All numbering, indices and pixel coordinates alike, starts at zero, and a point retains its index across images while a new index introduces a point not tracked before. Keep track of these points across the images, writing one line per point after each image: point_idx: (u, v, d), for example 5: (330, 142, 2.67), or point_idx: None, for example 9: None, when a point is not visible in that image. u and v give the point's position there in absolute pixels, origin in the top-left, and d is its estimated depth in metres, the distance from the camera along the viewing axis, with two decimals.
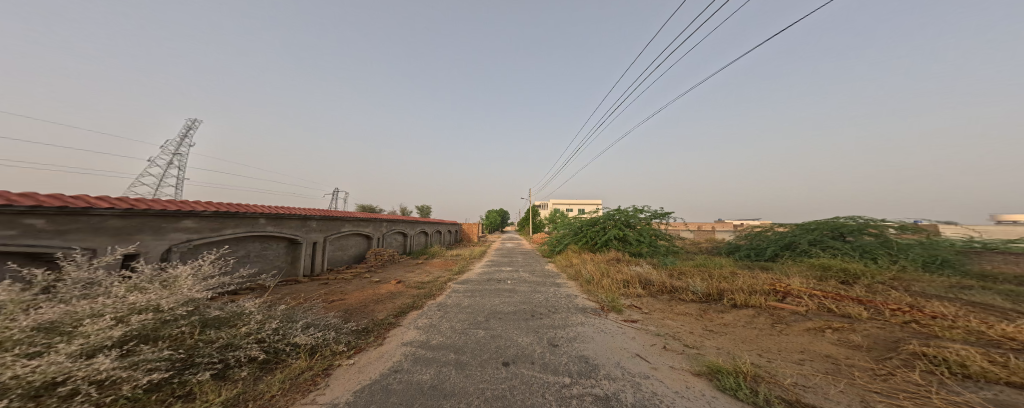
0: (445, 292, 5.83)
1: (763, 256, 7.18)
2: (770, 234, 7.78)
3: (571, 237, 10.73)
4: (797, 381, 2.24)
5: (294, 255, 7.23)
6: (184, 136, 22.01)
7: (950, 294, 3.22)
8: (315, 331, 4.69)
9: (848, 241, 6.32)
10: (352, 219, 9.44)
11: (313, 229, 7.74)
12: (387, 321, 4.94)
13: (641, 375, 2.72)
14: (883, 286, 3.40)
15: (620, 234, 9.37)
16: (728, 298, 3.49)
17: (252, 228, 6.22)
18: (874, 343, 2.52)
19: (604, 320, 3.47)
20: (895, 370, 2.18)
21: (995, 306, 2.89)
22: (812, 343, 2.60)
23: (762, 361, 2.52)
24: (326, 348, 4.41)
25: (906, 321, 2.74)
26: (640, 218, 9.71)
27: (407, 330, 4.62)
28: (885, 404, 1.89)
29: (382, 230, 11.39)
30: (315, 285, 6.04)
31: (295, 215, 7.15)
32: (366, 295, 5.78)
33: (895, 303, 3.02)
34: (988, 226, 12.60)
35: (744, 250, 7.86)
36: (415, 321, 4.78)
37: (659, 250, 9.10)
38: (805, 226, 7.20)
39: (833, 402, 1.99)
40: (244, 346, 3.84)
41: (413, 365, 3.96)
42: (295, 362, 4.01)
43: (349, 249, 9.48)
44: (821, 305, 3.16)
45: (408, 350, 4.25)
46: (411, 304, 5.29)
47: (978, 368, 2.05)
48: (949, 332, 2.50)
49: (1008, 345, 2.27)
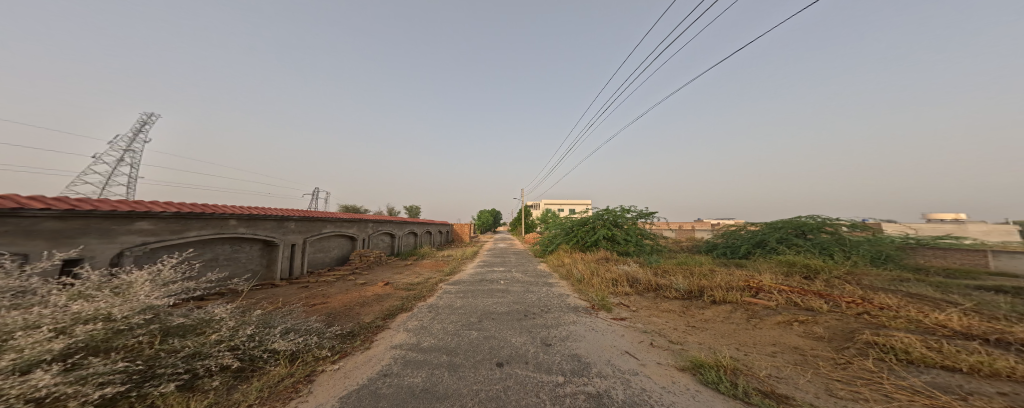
0: (435, 294, 5.76)
1: (737, 254, 7.72)
2: (743, 232, 8.37)
3: (561, 237, 10.96)
4: (771, 373, 2.50)
5: (270, 257, 6.81)
6: (137, 131, 20.16)
7: (893, 286, 3.67)
8: (295, 337, 4.49)
9: (809, 239, 6.94)
10: (335, 219, 9.02)
11: (292, 230, 7.31)
12: (374, 324, 4.82)
13: (630, 372, 2.87)
14: (839, 280, 3.79)
15: (608, 234, 9.69)
16: (708, 295, 3.74)
17: (220, 229, 5.76)
18: (834, 334, 2.85)
19: (595, 319, 3.59)
20: (853, 360, 2.48)
21: (929, 297, 3.33)
22: (782, 335, 2.88)
23: (740, 354, 2.76)
24: (308, 354, 4.24)
25: (859, 313, 3.10)
26: (627, 218, 10.07)
27: (397, 332, 4.54)
28: (846, 392, 2.17)
29: (368, 231, 11.04)
30: (294, 288, 5.73)
31: (270, 215, 6.70)
32: (351, 298, 5.58)
33: (850, 296, 3.39)
34: (921, 227, 14.55)
35: (721, 248, 8.39)
36: (405, 323, 4.69)
37: (645, 249, 9.50)
38: (772, 225, 7.80)
39: (803, 392, 2.25)
40: (214, 355, 3.59)
41: (403, 368, 3.91)
42: (274, 369, 3.83)
43: (332, 251, 9.07)
44: (789, 299, 3.48)
45: (398, 353, 4.18)
46: (399, 306, 5.18)
47: (918, 354, 2.39)
48: (893, 321, 2.87)
49: (941, 333, 2.66)
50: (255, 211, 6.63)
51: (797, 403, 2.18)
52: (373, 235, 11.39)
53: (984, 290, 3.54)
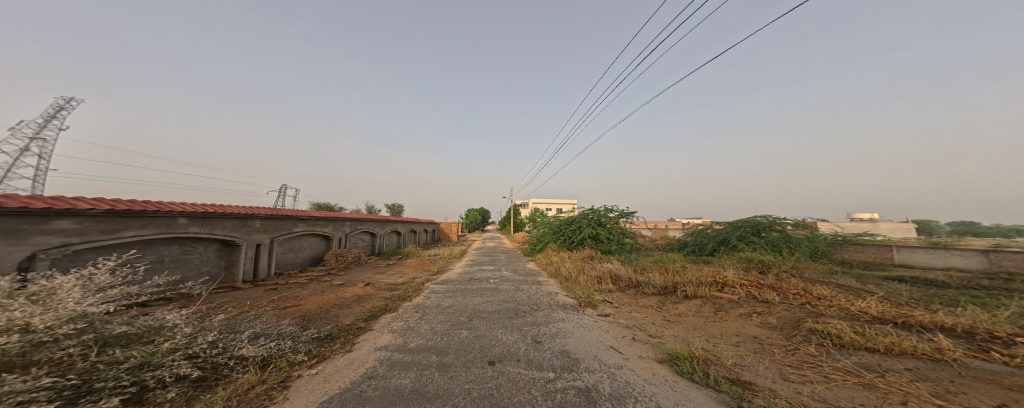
0: (421, 294, 5.65)
1: (704, 251, 8.51)
2: (709, 230, 9.18)
3: (550, 236, 11.26)
4: (737, 361, 2.96)
5: (230, 258, 6.16)
6: (51, 117, 17.29)
7: (827, 278, 4.35)
8: (266, 342, 4.23)
9: (763, 236, 7.85)
10: (308, 219, 8.38)
11: (256, 230, 6.65)
12: (356, 326, 4.68)
13: (615, 365, 3.16)
14: (785, 274, 4.37)
15: (593, 233, 10.08)
16: (681, 290, 4.13)
17: (169, 228, 5.08)
18: (785, 323, 3.42)
19: (582, 315, 3.82)
20: (799, 346, 3.05)
21: (853, 287, 4.00)
22: (744, 326, 3.38)
23: (710, 346, 3.20)
24: (280, 359, 3.99)
25: (803, 303, 3.68)
26: (610, 217, 10.54)
27: (382, 333, 4.47)
28: (795, 375, 2.70)
29: (347, 231, 10.43)
30: (259, 291, 5.31)
31: (229, 213, 6.04)
32: (327, 300, 5.28)
33: (796, 289, 3.97)
34: (846, 226, 17.23)
35: (690, 246, 9.17)
36: (389, 324, 4.60)
37: (625, 247, 10.05)
38: (734, 223, 8.65)
39: (762, 378, 2.73)
40: (167, 365, 3.21)
41: (389, 369, 3.88)
42: (243, 376, 3.56)
43: (304, 251, 8.45)
44: (748, 293, 4.01)
45: (384, 355, 4.13)
46: (383, 307, 5.03)
47: (848, 338, 3.03)
48: (828, 310, 3.46)
49: (863, 318, 3.41)
50: (210, 208, 5.93)
51: (757, 388, 2.66)
52: (352, 235, 10.77)
53: (891, 279, 4.34)
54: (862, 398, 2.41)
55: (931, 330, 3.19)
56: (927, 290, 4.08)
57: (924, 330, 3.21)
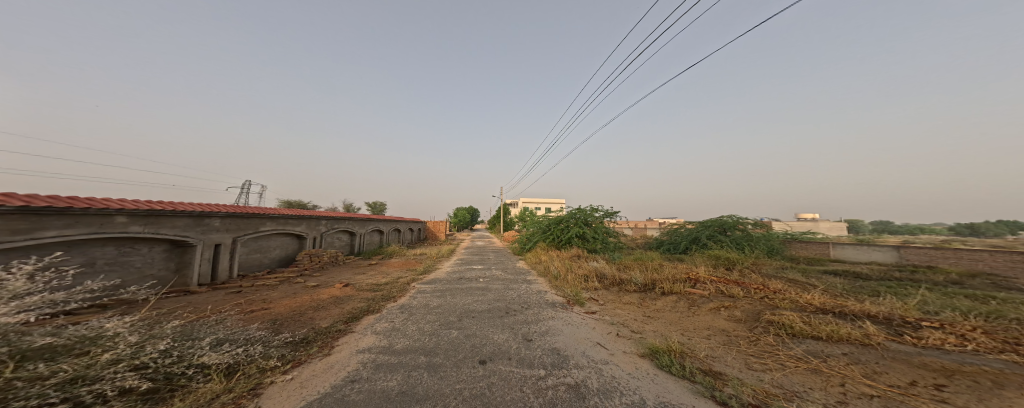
0: (406, 294, 5.52)
1: (678, 249, 9.20)
2: (683, 229, 9.91)
3: (539, 236, 11.47)
4: (709, 353, 3.58)
5: (181, 260, 5.85)
6: None
7: (779, 273, 5.00)
8: (230, 348, 3.93)
9: (728, 235, 8.67)
10: (278, 218, 8.20)
11: (214, 229, 6.32)
12: (335, 329, 4.55)
13: (601, 361, 3.50)
14: (746, 269, 5.04)
15: (580, 233, 10.41)
16: (659, 287, 4.69)
17: (104, 228, 4.75)
18: (747, 315, 4.11)
19: (570, 314, 4.16)
20: (760, 337, 3.73)
21: (800, 282, 4.69)
22: (715, 320, 4.04)
23: (685, 339, 3.77)
24: (249, 365, 3.69)
25: (763, 296, 4.38)
26: (596, 217, 10.95)
27: (366, 334, 4.46)
28: (756, 363, 3.38)
29: (323, 230, 10.27)
30: (220, 295, 5.08)
31: (182, 212, 5.70)
32: (301, 302, 5.02)
33: (757, 283, 4.66)
34: (797, 224, 19.50)
35: (666, 244, 9.85)
36: (373, 325, 4.60)
37: (609, 246, 10.56)
38: (704, 223, 9.34)
39: (729, 367, 3.38)
40: (110, 378, 2.82)
41: (373, 372, 3.78)
42: (205, 386, 3.24)
43: (272, 251, 8.20)
44: (717, 288, 4.68)
45: (367, 358, 4.04)
46: (365, 309, 4.95)
47: (797, 328, 3.76)
48: (783, 302, 4.19)
49: (808, 308, 4.19)
50: (161, 205, 5.60)
51: (727, 377, 3.29)
52: (329, 234, 10.59)
53: (828, 273, 5.08)
54: (808, 382, 3.09)
55: (859, 317, 3.99)
56: (854, 283, 4.87)
57: (855, 318, 4.00)
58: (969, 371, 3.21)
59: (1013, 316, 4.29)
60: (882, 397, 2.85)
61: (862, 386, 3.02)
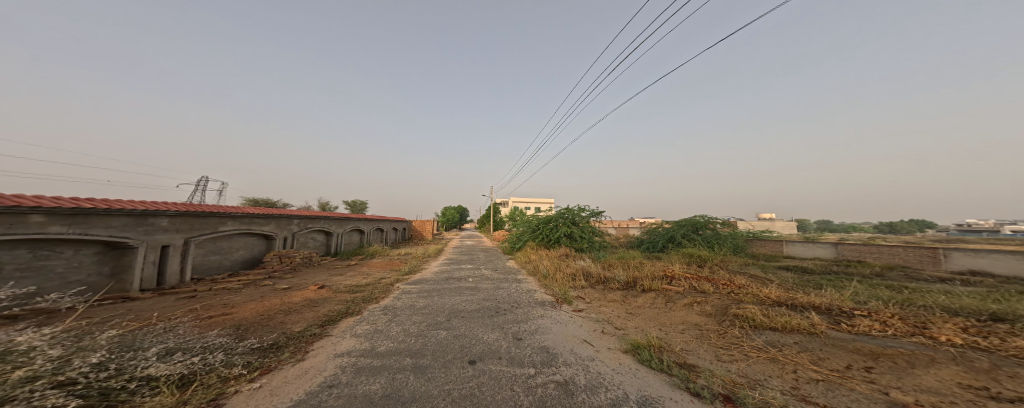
0: (389, 295, 5.45)
1: (656, 247, 9.77)
2: (660, 228, 10.52)
3: (529, 234, 11.76)
4: (684, 347, 3.92)
5: (119, 264, 5.65)
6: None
7: (744, 269, 5.62)
8: (182, 357, 3.53)
9: (700, 233, 9.38)
10: (241, 219, 8.42)
11: (160, 230, 6.15)
12: (309, 333, 4.28)
13: (588, 358, 3.69)
14: (715, 265, 5.65)
15: (568, 232, 10.84)
16: (640, 285, 5.15)
17: (22, 230, 4.50)
18: (717, 310, 4.60)
19: (559, 312, 4.39)
20: (728, 330, 4.19)
21: (760, 277, 5.30)
22: (689, 315, 4.46)
23: (663, 334, 4.09)
24: (209, 375, 3.34)
25: (730, 292, 4.92)
26: (583, 217, 11.41)
27: (344, 337, 4.26)
28: (723, 354, 3.78)
29: (294, 230, 10.64)
30: (170, 302, 4.64)
31: (117, 210, 5.48)
32: (270, 306, 4.73)
33: (726, 279, 5.26)
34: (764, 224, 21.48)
35: (646, 243, 10.42)
36: (353, 328, 4.44)
37: (595, 245, 11.07)
38: (679, 222, 9.98)
39: (700, 358, 3.73)
40: (31, 397, 2.40)
41: (354, 376, 3.60)
42: (152, 399, 2.86)
43: (236, 252, 8.37)
44: (692, 285, 5.21)
45: (344, 362, 3.83)
46: (344, 311, 4.78)
47: (758, 320, 4.27)
48: (746, 296, 4.82)
49: (767, 301, 4.74)
50: (97, 204, 5.44)
51: (699, 368, 3.60)
52: (300, 233, 10.95)
53: (783, 268, 5.75)
54: (768, 371, 3.48)
55: (807, 308, 4.56)
56: (803, 277, 5.56)
57: (804, 309, 4.58)
58: (891, 353, 3.80)
59: (920, 303, 5.23)
60: (826, 382, 3.29)
61: (810, 372, 3.47)
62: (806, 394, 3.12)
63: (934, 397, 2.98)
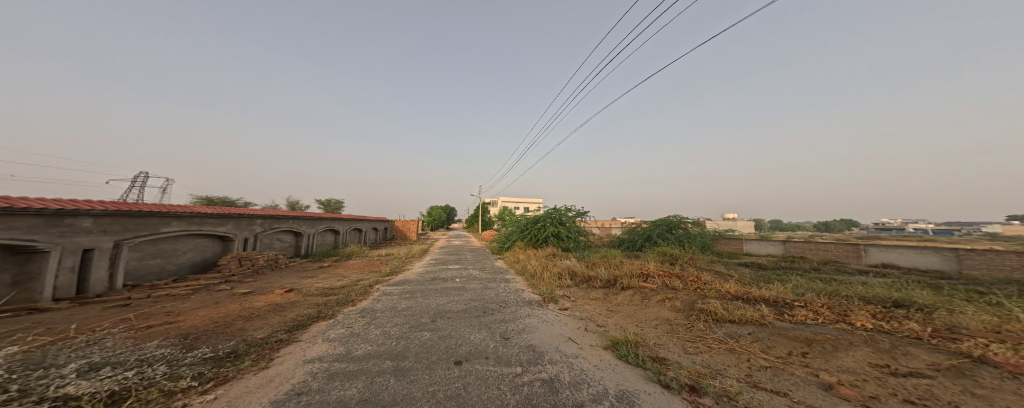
0: (368, 297, 5.49)
1: (634, 246, 10.51)
2: (638, 228, 11.26)
3: (518, 234, 12.44)
4: (656, 342, 4.22)
5: (30, 270, 5.02)
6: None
7: (710, 265, 6.36)
8: (114, 372, 3.07)
9: (673, 232, 10.21)
10: (192, 219, 7.90)
11: (84, 233, 5.56)
12: (274, 339, 3.94)
13: (572, 355, 3.84)
14: (683, 263, 6.36)
15: (556, 232, 11.64)
16: (620, 283, 5.70)
17: None
18: (685, 305, 5.07)
19: (546, 311, 4.63)
20: (694, 323, 4.60)
21: (722, 273, 5.98)
22: (661, 311, 4.87)
23: (639, 330, 4.38)
24: (150, 389, 2.92)
25: (697, 288, 5.47)
26: (569, 217, 12.27)
27: (315, 342, 3.98)
28: (690, 346, 4.12)
29: (257, 231, 10.24)
30: (101, 312, 4.09)
31: (28, 210, 4.87)
32: (227, 312, 4.40)
33: (693, 276, 5.90)
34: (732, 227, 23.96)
35: (625, 242, 11.07)
36: (325, 332, 4.19)
37: (580, 244, 11.79)
38: (654, 222, 10.77)
39: (671, 352, 4.04)
40: None
41: (326, 382, 3.33)
42: None
43: (184, 254, 7.86)
44: (664, 282, 5.78)
45: (316, 368, 3.55)
46: (315, 315, 4.56)
47: (718, 313, 4.72)
48: (709, 291, 5.35)
49: (728, 295, 5.27)
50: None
51: (669, 361, 3.89)
52: (264, 234, 10.54)
53: (742, 265, 6.60)
54: (728, 361, 3.84)
55: (758, 301, 5.09)
56: (759, 270, 6.35)
57: (755, 301, 5.14)
58: (820, 339, 4.40)
59: (844, 293, 6.12)
60: (773, 368, 3.70)
61: (760, 359, 3.88)
62: (757, 380, 3.49)
63: (851, 376, 3.51)
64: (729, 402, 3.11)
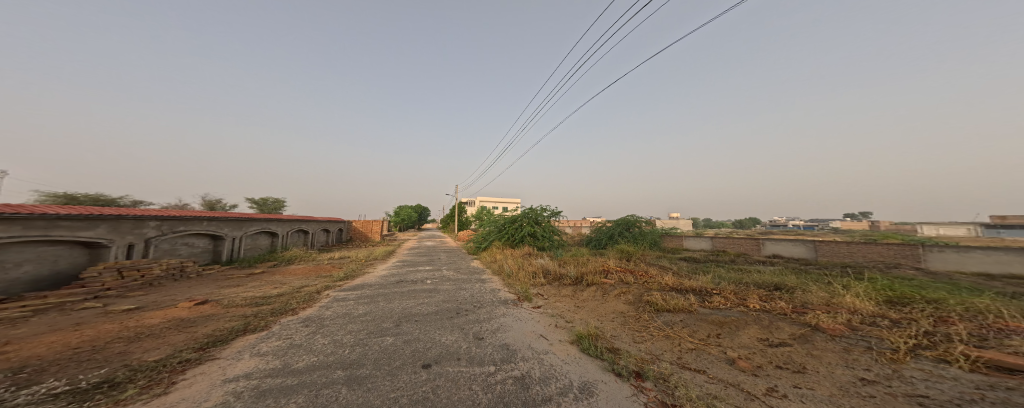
0: (318, 304, 5.07)
1: (600, 244, 11.51)
2: (603, 227, 12.21)
3: (496, 234, 12.62)
4: (613, 334, 4.61)
5: None
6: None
7: (659, 261, 7.30)
8: None
9: (632, 231, 11.42)
10: (34, 224, 6.11)
11: None
12: (177, 361, 3.16)
13: (542, 351, 4.01)
14: (634, 259, 7.26)
15: (532, 231, 12.09)
16: (585, 280, 6.48)
17: None
18: (635, 298, 5.67)
19: (520, 310, 5.11)
20: (641, 314, 5.14)
21: (667, 267, 6.91)
22: (615, 305, 5.46)
23: (599, 323, 4.83)
24: None
25: (647, 281, 6.21)
26: (544, 217, 12.73)
27: (240, 359, 3.33)
28: (636, 335, 4.57)
29: (151, 235, 8.36)
30: None
31: None
32: (106, 337, 3.52)
33: (643, 270, 6.72)
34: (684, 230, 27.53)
35: (593, 240, 12.01)
36: (254, 347, 3.56)
37: (554, 243, 12.39)
38: (617, 222, 11.87)
39: (625, 342, 4.41)
40: None
41: (256, 401, 2.69)
42: None
43: (26, 265, 6.08)
44: (620, 277, 6.51)
45: (239, 387, 2.86)
46: (239, 329, 3.91)
47: (659, 304, 5.32)
48: (653, 284, 6.07)
49: (666, 286, 6.02)
50: None
51: (620, 351, 4.19)
52: (161, 239, 8.69)
53: (681, 259, 7.82)
54: (666, 346, 4.22)
55: (687, 291, 5.88)
56: (695, 264, 7.52)
57: (684, 292, 5.91)
58: (728, 320, 4.77)
59: (744, 282, 7.43)
60: (696, 349, 4.05)
61: (688, 342, 4.27)
62: (685, 361, 3.78)
63: (745, 351, 3.89)
64: (664, 383, 3.27)
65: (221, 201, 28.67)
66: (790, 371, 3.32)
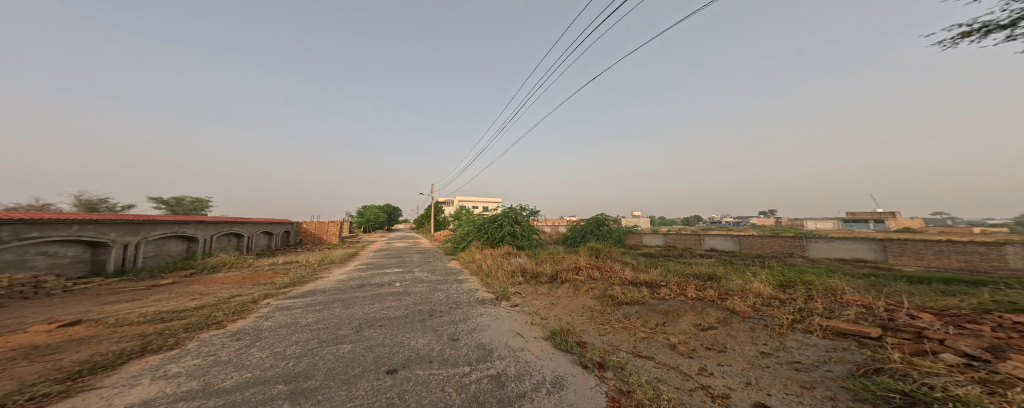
0: (251, 316, 4.86)
1: (575, 243, 11.83)
2: (578, 225, 12.57)
3: (475, 234, 12.61)
4: (581, 328, 4.79)
5: None
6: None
7: (624, 257, 7.66)
8: None
9: (608, 229, 11.84)
10: None
11: None
12: (28, 397, 2.69)
13: (517, 348, 4.11)
14: (602, 256, 7.55)
15: (512, 231, 12.21)
16: (559, 277, 6.70)
17: None
18: (599, 293, 5.88)
19: (498, 309, 5.19)
20: (605, 308, 5.38)
21: (631, 263, 7.25)
22: (582, 301, 5.68)
23: (570, 319, 5.00)
24: None
25: (612, 277, 6.48)
26: (524, 216, 12.89)
27: (137, 385, 3.00)
28: (598, 328, 4.79)
29: None
30: None
31: None
32: None
33: (609, 266, 7.00)
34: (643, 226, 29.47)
35: (569, 239, 12.32)
36: (159, 369, 3.31)
37: (533, 242, 12.59)
38: (591, 221, 12.26)
39: (592, 335, 4.60)
40: None
41: None
42: None
43: None
44: (589, 273, 6.76)
45: None
46: (127, 355, 3.58)
47: (619, 297, 5.57)
48: (616, 280, 6.36)
49: (629, 281, 6.32)
50: None
51: (587, 344, 4.38)
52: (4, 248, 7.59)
53: (640, 255, 8.27)
54: (625, 336, 4.45)
55: (641, 284, 6.20)
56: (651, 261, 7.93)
57: (647, 287, 6.22)
58: (672, 309, 5.00)
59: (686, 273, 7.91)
60: (647, 338, 4.31)
61: (643, 331, 4.52)
62: (638, 350, 4.02)
63: (682, 336, 4.16)
64: (621, 371, 3.47)
65: (120, 204, 24.98)
66: (714, 351, 3.64)
